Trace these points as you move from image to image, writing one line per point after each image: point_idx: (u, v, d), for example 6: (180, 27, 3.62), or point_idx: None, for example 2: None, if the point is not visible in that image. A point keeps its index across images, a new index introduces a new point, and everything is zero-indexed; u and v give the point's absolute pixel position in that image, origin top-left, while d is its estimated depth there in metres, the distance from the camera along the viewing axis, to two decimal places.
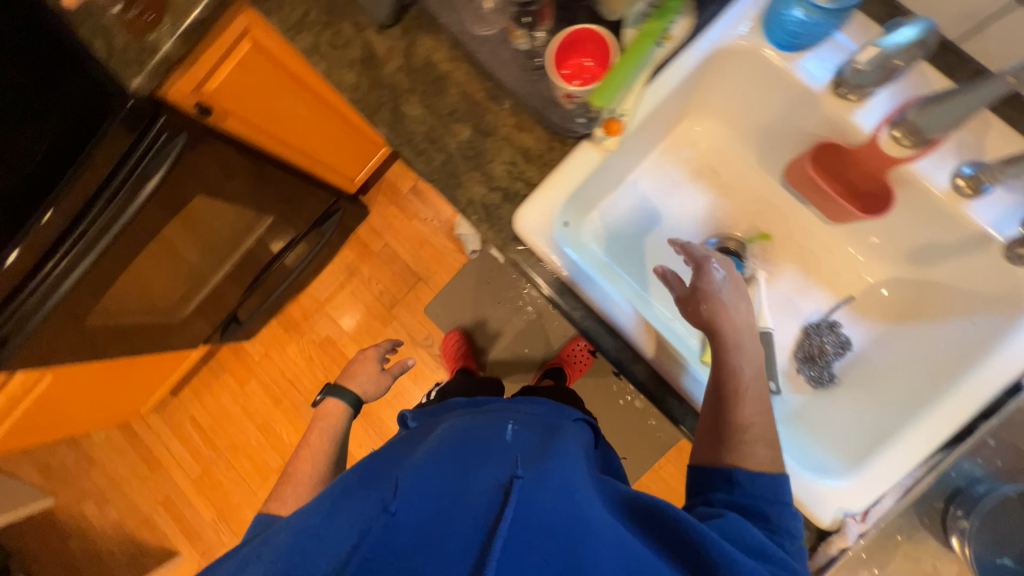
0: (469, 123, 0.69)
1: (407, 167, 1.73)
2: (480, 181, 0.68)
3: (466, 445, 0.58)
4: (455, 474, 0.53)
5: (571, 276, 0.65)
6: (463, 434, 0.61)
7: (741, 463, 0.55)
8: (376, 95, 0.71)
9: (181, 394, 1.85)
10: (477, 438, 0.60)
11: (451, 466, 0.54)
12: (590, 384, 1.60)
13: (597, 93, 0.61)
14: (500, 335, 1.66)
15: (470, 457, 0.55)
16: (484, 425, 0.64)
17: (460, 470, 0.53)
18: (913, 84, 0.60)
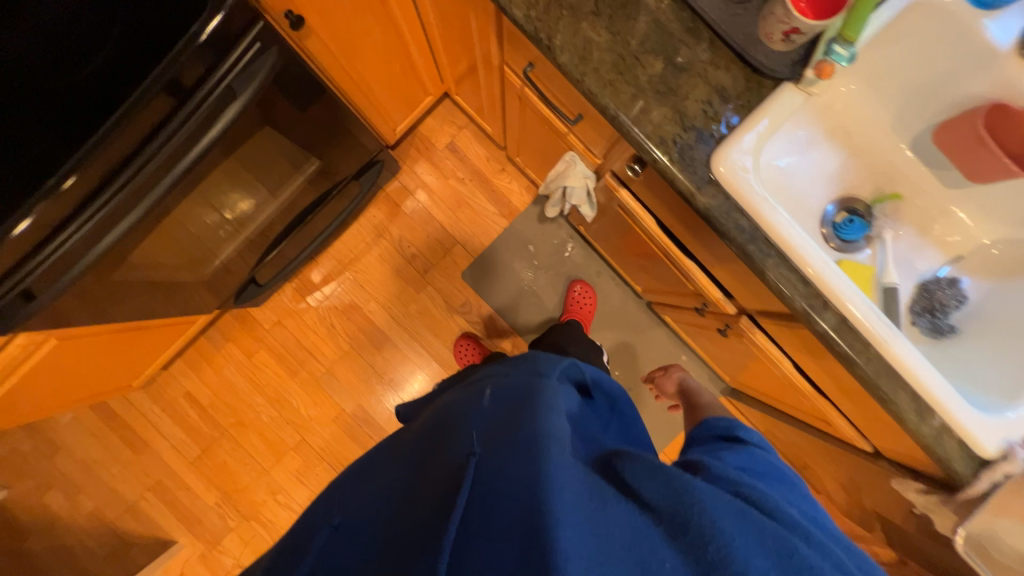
0: (661, 56, 0.64)
1: (443, 120, 1.61)
2: (673, 119, 0.64)
3: (449, 422, 0.67)
4: (434, 455, 0.63)
5: (771, 224, 0.63)
6: (452, 409, 0.70)
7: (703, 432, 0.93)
8: (557, 16, 0.64)
9: (174, 367, 1.62)
10: (460, 412, 0.69)
11: (438, 446, 0.64)
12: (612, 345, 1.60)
13: (846, 24, 0.58)
14: (535, 296, 1.63)
15: (451, 432, 0.64)
16: (470, 396, 0.72)
17: (438, 449, 0.63)
18: None
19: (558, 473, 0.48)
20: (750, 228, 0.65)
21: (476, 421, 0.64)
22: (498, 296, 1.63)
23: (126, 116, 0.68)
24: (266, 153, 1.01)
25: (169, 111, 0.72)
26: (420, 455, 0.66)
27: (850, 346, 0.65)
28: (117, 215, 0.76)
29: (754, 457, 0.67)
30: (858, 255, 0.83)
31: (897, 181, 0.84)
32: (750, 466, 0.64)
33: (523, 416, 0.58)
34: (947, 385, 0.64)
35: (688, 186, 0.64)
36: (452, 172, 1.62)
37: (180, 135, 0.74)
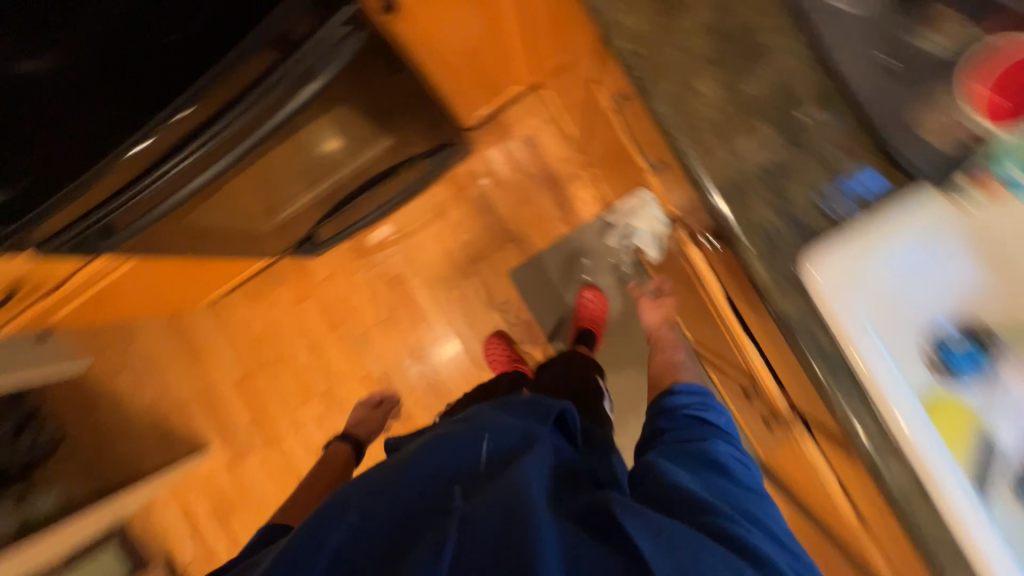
0: (776, 126, 0.54)
1: (527, 110, 1.53)
2: (770, 202, 0.55)
3: (440, 440, 0.68)
4: (425, 469, 0.64)
5: (861, 355, 0.52)
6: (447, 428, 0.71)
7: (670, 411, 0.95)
8: (664, 56, 0.55)
9: (235, 294, 1.76)
10: (453, 433, 0.69)
11: (428, 464, 0.65)
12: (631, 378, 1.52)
13: None
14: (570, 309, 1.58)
15: (443, 455, 0.66)
16: (465, 431, 0.71)
17: (428, 466, 0.64)
18: None
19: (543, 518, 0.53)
20: (829, 347, 0.56)
21: (469, 464, 0.65)
22: (538, 303, 1.60)
23: (217, 82, 0.69)
24: (345, 133, 1.01)
25: (253, 79, 0.72)
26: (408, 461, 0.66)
27: (920, 515, 0.54)
28: (194, 171, 0.79)
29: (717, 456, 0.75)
30: None
31: None
32: (708, 472, 0.72)
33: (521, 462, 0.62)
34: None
35: (767, 284, 0.56)
36: (525, 166, 1.56)
37: (258, 103, 0.74)
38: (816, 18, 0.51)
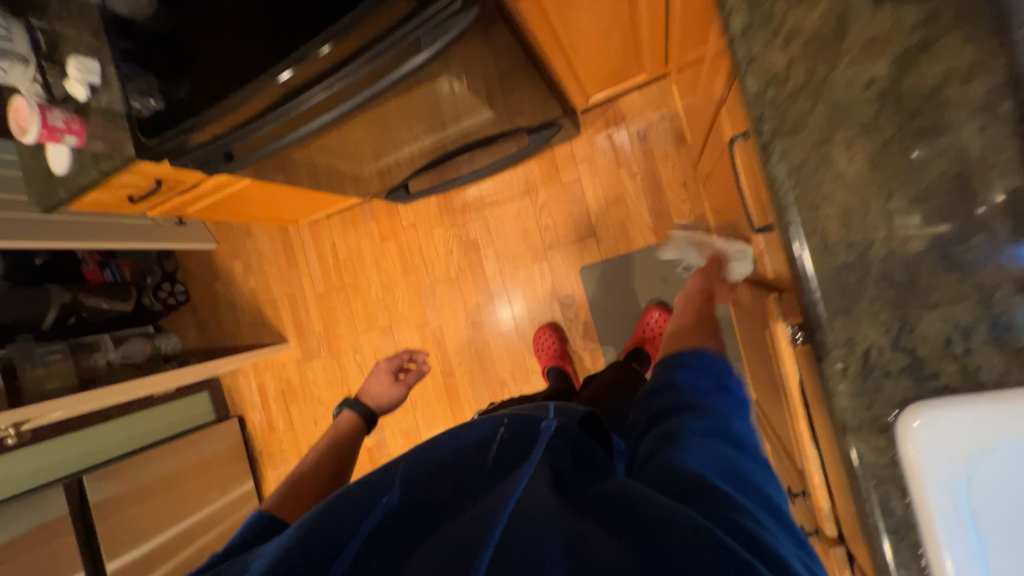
0: (928, 234, 0.41)
1: (648, 102, 1.38)
2: (885, 326, 0.43)
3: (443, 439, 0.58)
4: (424, 468, 0.55)
5: (936, 544, 0.42)
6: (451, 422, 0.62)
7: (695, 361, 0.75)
8: (805, 110, 0.44)
9: (332, 218, 1.92)
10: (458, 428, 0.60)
11: (429, 464, 0.55)
12: None
13: None
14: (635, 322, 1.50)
15: (446, 454, 0.56)
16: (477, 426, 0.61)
17: (429, 464, 0.55)
18: None
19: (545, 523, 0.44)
20: (905, 520, 0.44)
21: (474, 457, 0.55)
22: (604, 307, 1.53)
23: (329, 39, 0.66)
24: (451, 105, 0.96)
25: (367, 42, 0.67)
26: (406, 462, 0.56)
27: None
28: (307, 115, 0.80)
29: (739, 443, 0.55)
30: None
31: None
32: (747, 463, 0.52)
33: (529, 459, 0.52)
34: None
35: (847, 419, 0.45)
36: (629, 161, 1.43)
37: (362, 63, 0.69)
38: None
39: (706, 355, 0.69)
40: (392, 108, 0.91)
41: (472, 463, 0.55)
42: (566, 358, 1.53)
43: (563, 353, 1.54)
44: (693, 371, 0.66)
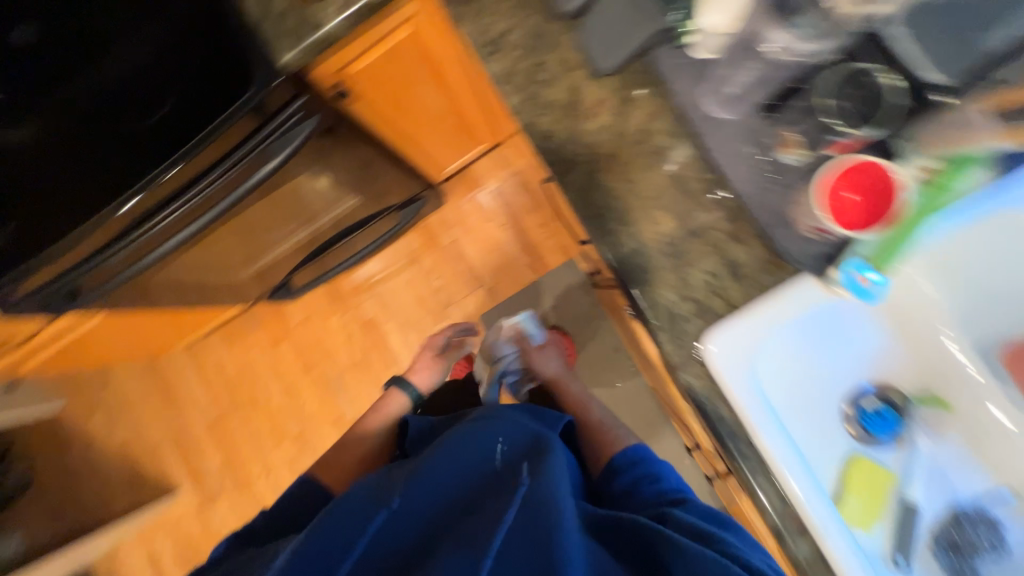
0: (674, 216, 0.59)
1: (496, 164, 1.60)
2: (672, 285, 0.59)
3: (445, 451, 0.66)
4: (436, 479, 0.62)
5: (752, 426, 0.58)
6: (451, 435, 0.69)
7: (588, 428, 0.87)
8: (573, 151, 0.61)
9: (212, 336, 1.79)
10: (458, 441, 0.67)
11: (439, 478, 0.62)
12: None
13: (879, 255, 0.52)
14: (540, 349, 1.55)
15: (453, 466, 0.64)
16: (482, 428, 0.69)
17: (440, 477, 0.63)
18: None
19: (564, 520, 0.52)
20: (730, 418, 0.59)
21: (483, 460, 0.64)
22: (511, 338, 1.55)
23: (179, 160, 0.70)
24: (313, 198, 1.03)
25: (219, 155, 0.72)
26: (427, 470, 0.63)
27: None
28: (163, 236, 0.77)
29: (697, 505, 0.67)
30: (879, 454, 0.71)
31: (948, 381, 0.71)
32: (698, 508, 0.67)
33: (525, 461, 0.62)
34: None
35: (672, 357, 0.60)
36: (494, 215, 1.62)
37: (218, 177, 0.73)
38: (703, 127, 0.57)
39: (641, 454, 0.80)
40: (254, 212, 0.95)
41: (475, 474, 0.63)
42: None
43: None
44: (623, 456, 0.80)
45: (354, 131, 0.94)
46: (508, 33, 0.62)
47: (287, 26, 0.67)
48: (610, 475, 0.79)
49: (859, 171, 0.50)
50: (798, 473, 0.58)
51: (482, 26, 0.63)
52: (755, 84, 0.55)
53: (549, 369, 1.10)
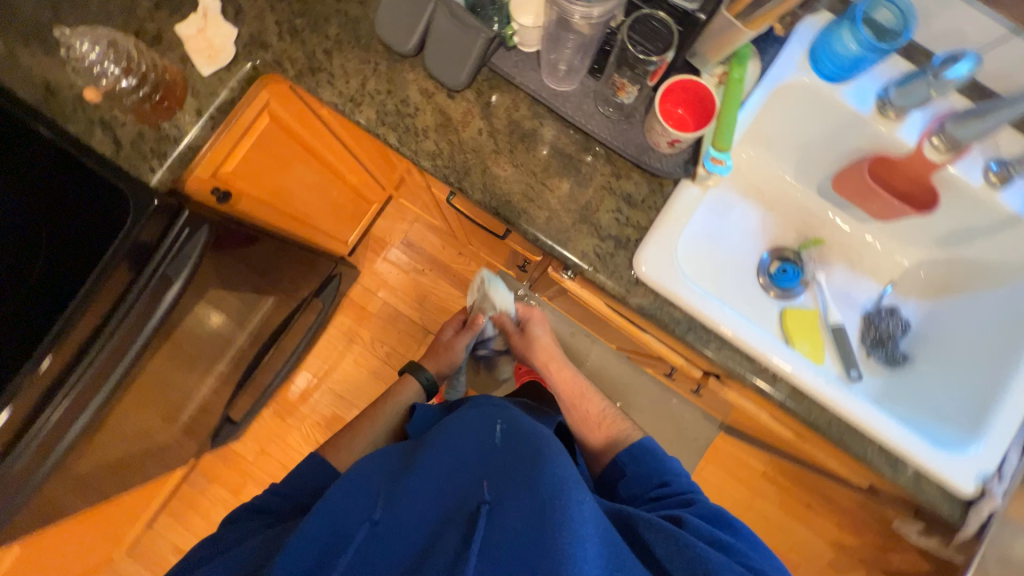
0: (566, 178, 0.69)
1: (394, 219, 1.65)
2: (589, 233, 0.67)
3: (452, 441, 0.71)
4: (442, 468, 0.66)
5: (704, 314, 0.66)
6: (457, 426, 0.74)
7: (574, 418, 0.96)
8: (463, 160, 0.68)
9: (157, 522, 1.53)
10: (463, 434, 0.73)
11: (445, 465, 0.67)
12: None
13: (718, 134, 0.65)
14: None
15: (460, 455, 0.69)
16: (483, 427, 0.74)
17: (442, 469, 0.66)
18: (944, 105, 0.73)
19: (573, 497, 0.57)
20: (684, 318, 0.67)
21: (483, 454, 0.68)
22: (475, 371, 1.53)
23: (71, 317, 0.65)
24: (223, 316, 0.98)
25: (115, 303, 0.67)
26: (429, 462, 0.67)
27: (810, 410, 0.67)
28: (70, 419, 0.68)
29: (708, 505, 0.74)
30: (798, 301, 0.86)
31: (819, 226, 0.88)
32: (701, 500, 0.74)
33: (529, 447, 0.67)
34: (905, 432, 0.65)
35: (617, 291, 0.67)
36: (411, 264, 1.65)
37: (111, 335, 0.67)
38: (556, 102, 0.68)
39: (655, 451, 0.87)
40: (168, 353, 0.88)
41: (479, 454, 0.68)
42: None
43: None
44: (631, 452, 0.86)
45: (247, 230, 0.93)
46: (364, 84, 0.69)
47: (146, 149, 0.68)
48: (622, 471, 0.86)
49: (681, 90, 0.65)
50: (752, 333, 0.66)
51: (338, 85, 0.68)
52: (580, 48, 0.67)
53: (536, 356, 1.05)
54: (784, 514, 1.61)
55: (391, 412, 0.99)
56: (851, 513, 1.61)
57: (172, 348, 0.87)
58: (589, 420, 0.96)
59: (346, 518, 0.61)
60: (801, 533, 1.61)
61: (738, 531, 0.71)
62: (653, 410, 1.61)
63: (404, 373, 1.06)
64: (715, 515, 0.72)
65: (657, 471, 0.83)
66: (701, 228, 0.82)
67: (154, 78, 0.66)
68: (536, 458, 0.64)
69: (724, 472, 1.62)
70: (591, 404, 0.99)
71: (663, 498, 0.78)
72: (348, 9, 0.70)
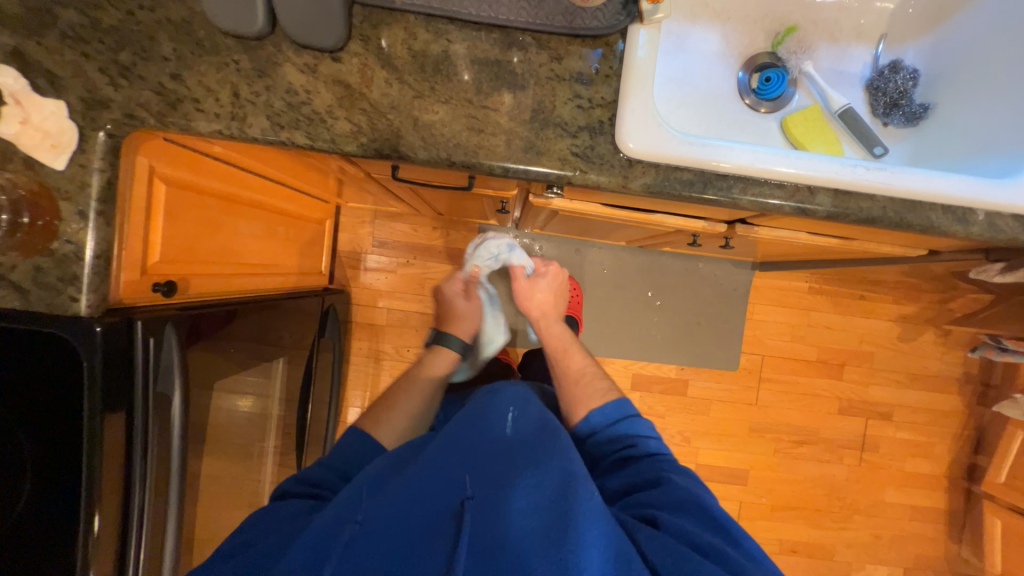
0: (505, 88, 0.59)
1: (353, 226, 1.54)
2: (558, 135, 0.59)
3: (458, 427, 0.66)
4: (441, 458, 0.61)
5: (711, 162, 0.58)
6: (459, 416, 0.70)
7: (559, 366, 0.95)
8: (388, 124, 0.58)
9: None
10: (467, 420, 0.68)
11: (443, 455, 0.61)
12: (620, 307, 1.59)
13: None
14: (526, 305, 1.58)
15: (465, 441, 0.64)
16: (488, 415, 0.70)
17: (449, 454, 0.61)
18: None
19: (578, 501, 0.55)
20: (696, 176, 0.60)
21: (492, 444, 0.64)
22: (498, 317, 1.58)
23: (94, 482, 0.59)
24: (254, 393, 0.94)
25: (125, 444, 0.63)
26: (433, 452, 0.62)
27: (861, 208, 0.60)
28: (155, 560, 0.67)
29: (683, 488, 0.66)
30: (793, 103, 0.79)
31: (785, 13, 0.78)
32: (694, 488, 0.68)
33: (534, 442, 0.64)
34: (931, 177, 0.60)
35: (615, 182, 0.59)
36: (394, 262, 1.56)
37: (148, 481, 0.65)
38: (454, 7, 0.58)
39: (629, 413, 0.82)
40: (216, 458, 0.85)
41: (483, 444, 0.64)
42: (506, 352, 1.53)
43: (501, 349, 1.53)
44: (603, 411, 0.82)
45: (218, 305, 0.85)
46: (236, 91, 0.57)
47: (53, 280, 0.58)
48: (590, 431, 0.81)
49: None
50: (762, 158, 0.58)
51: (210, 108, 0.57)
52: None
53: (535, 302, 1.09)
54: (842, 315, 1.62)
55: (432, 376, 1.04)
56: (902, 284, 1.62)
57: (217, 453, 0.84)
58: (570, 375, 0.93)
59: (337, 519, 0.56)
60: (864, 323, 1.63)
61: (717, 526, 0.62)
62: (684, 282, 1.58)
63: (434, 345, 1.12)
64: (689, 499, 0.65)
65: (626, 435, 0.79)
66: (667, 78, 0.73)
67: (5, 199, 0.55)
68: (540, 456, 0.61)
69: (774, 305, 1.61)
70: (575, 360, 0.96)
71: (631, 472, 0.73)
72: (169, 15, 0.58)
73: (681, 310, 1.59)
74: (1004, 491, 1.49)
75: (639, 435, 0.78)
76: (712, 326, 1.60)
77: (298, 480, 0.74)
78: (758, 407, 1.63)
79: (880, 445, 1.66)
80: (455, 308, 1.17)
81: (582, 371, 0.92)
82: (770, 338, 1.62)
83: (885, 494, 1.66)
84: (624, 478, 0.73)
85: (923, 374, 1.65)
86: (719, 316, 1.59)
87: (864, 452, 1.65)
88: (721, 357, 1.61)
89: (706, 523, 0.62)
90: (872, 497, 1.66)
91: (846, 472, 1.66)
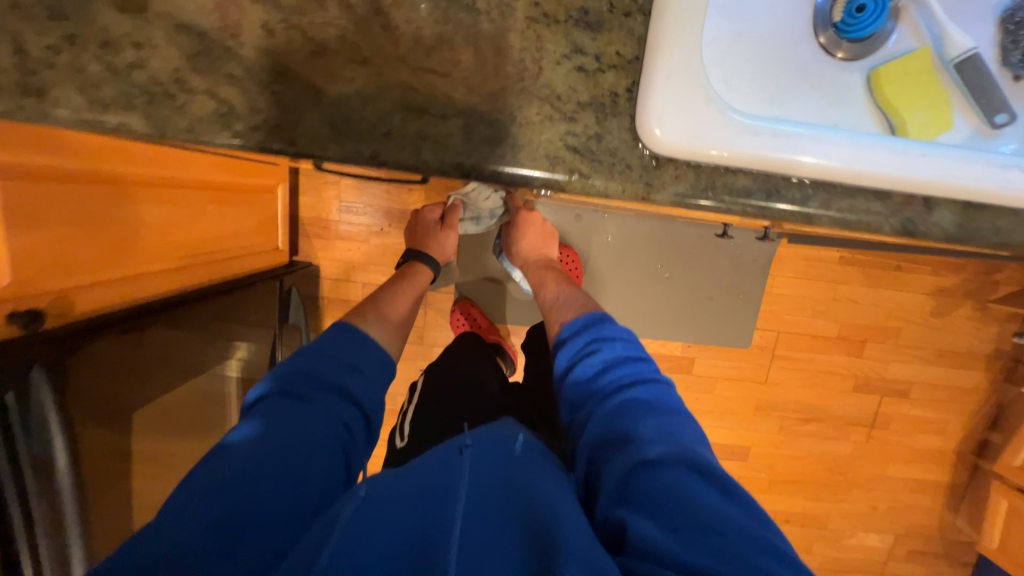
0: (465, 39, 0.38)
1: (316, 188, 1.32)
2: (544, 116, 0.38)
3: (451, 452, 0.63)
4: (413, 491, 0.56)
5: (783, 160, 0.37)
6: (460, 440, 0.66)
7: (541, 295, 0.94)
8: (276, 100, 0.37)
9: None
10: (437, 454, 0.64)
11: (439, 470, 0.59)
12: (624, 280, 1.41)
13: None
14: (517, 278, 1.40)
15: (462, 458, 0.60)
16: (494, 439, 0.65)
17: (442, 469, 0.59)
18: None
19: (556, 513, 0.50)
20: (755, 182, 0.39)
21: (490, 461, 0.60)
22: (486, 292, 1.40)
23: None
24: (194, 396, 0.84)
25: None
26: (427, 472, 0.59)
27: (997, 228, 0.40)
28: None
29: (656, 439, 0.58)
30: (891, 42, 0.56)
31: None
32: (668, 425, 0.61)
33: (531, 465, 0.60)
34: None
35: (631, 194, 0.39)
36: (366, 230, 1.36)
37: (47, 546, 0.56)
38: None
39: (600, 321, 0.76)
40: (144, 490, 0.74)
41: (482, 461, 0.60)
42: (494, 331, 1.38)
43: (489, 327, 1.37)
44: (574, 323, 0.78)
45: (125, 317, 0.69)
46: (19, 44, 0.35)
47: None
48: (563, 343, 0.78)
49: None
50: (866, 148, 0.38)
51: None
52: None
53: (524, 243, 1.07)
54: (873, 288, 1.45)
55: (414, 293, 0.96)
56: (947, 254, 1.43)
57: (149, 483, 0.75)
58: (547, 301, 0.91)
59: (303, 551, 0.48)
60: (897, 297, 1.46)
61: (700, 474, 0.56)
62: (699, 253, 1.38)
63: (411, 264, 1.05)
64: (665, 448, 0.57)
65: (592, 375, 0.70)
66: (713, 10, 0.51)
67: None
68: (537, 474, 0.58)
69: (797, 277, 1.43)
70: (552, 284, 0.94)
71: (602, 421, 0.64)
72: None
73: (693, 283, 1.41)
74: (1016, 473, 1.43)
75: (609, 343, 0.72)
76: (725, 301, 1.42)
77: (292, 376, 0.66)
78: (767, 385, 1.52)
79: (892, 423, 1.57)
80: (430, 230, 1.09)
81: (557, 292, 0.91)
82: (787, 314, 1.46)
83: (888, 469, 1.61)
84: (594, 424, 0.65)
85: (951, 351, 1.52)
86: (736, 290, 1.41)
87: (873, 429, 1.57)
88: (733, 335, 1.46)
89: (684, 475, 0.55)
90: (874, 472, 1.61)
91: (851, 448, 1.59)
